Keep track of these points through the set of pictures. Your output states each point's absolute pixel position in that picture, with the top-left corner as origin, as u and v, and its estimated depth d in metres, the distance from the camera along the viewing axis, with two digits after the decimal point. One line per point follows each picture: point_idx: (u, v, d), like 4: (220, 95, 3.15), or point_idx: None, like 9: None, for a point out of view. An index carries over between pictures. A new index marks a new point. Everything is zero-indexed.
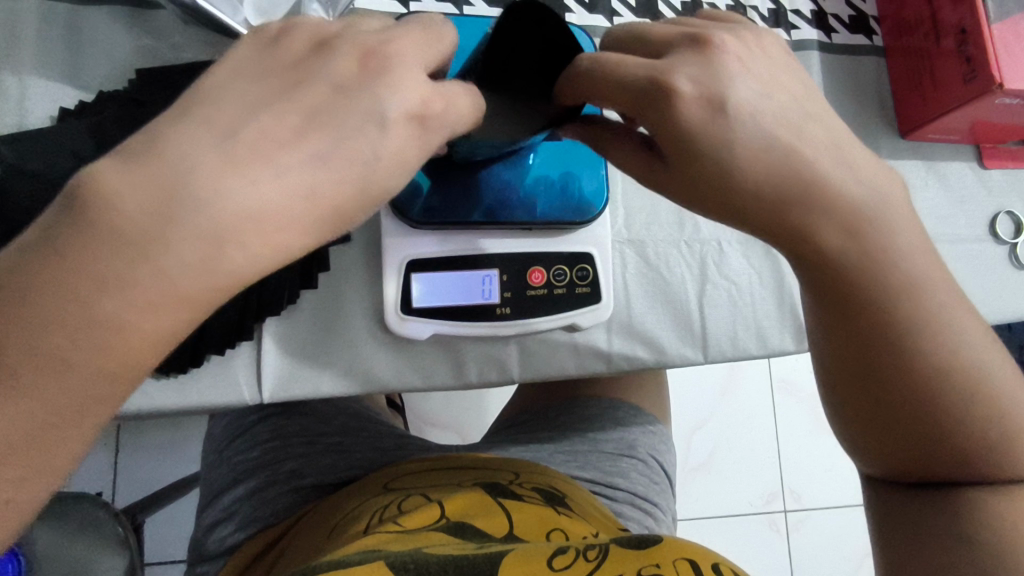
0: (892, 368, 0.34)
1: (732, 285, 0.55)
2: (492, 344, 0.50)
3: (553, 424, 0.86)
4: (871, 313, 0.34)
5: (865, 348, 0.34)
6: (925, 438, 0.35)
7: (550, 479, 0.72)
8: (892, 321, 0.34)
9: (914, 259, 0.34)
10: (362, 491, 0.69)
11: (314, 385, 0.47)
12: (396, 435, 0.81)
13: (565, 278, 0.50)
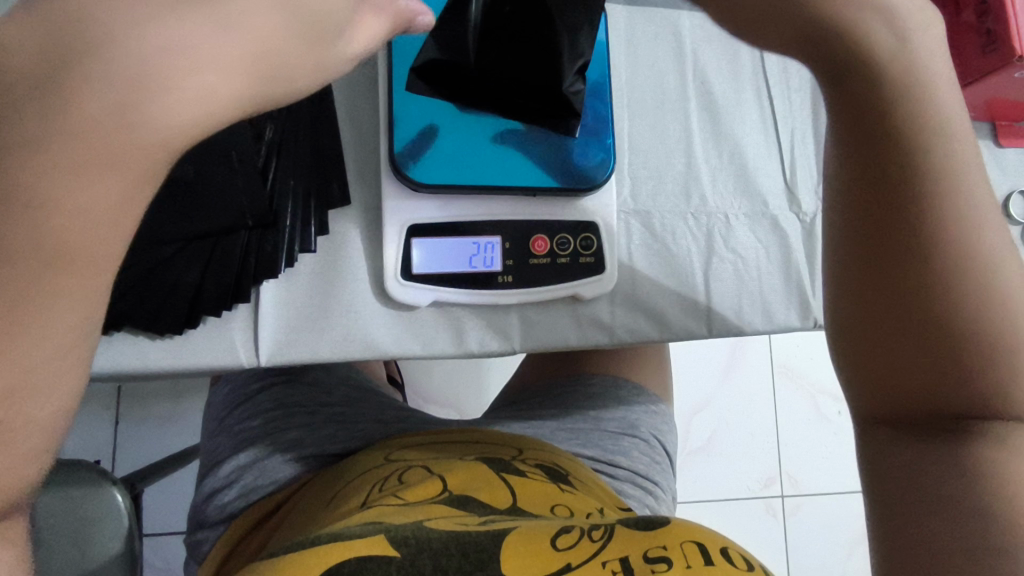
0: (912, 269, 0.29)
1: (738, 260, 0.54)
2: (493, 312, 0.49)
3: (554, 401, 0.86)
4: (897, 208, 0.30)
5: (878, 241, 0.30)
6: (938, 363, 0.30)
7: (551, 455, 0.71)
8: (917, 215, 0.29)
9: (948, 153, 0.30)
10: (361, 462, 0.68)
11: (311, 350, 0.46)
12: (396, 409, 0.81)
13: (569, 247, 0.50)
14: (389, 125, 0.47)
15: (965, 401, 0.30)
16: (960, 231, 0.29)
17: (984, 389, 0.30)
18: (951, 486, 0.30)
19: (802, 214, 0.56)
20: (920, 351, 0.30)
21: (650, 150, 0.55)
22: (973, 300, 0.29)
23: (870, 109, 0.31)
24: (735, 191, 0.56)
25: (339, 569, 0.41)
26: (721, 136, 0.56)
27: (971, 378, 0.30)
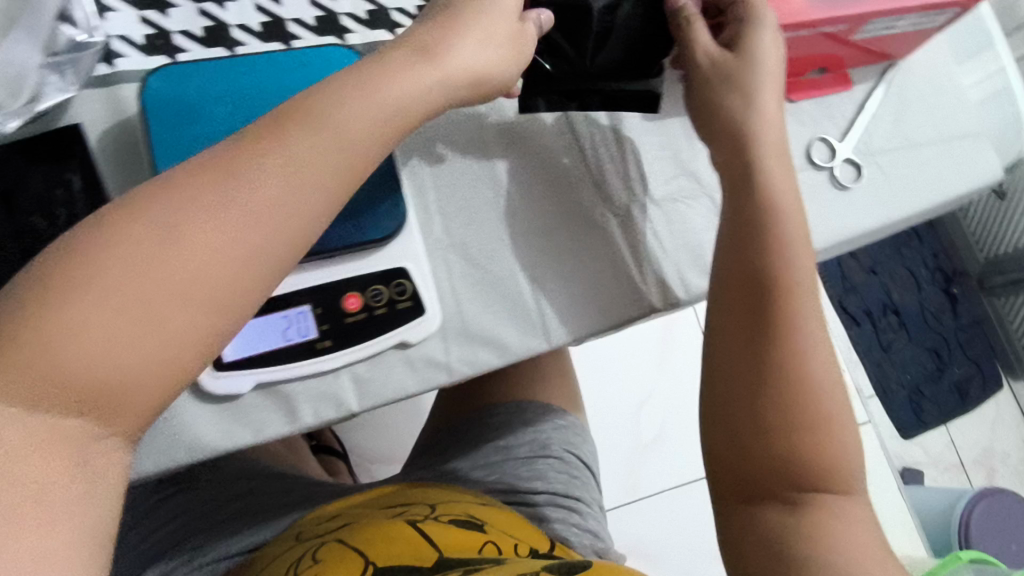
0: (755, 441, 0.46)
1: (564, 267, 0.56)
2: (322, 380, 0.48)
3: (466, 441, 0.86)
4: (760, 396, 0.46)
5: (750, 397, 0.46)
6: (770, 496, 0.46)
7: (465, 505, 0.70)
8: (768, 399, 0.46)
9: (811, 380, 0.46)
10: (274, 549, 0.66)
11: (134, 465, 0.44)
12: (304, 488, 0.80)
13: (383, 297, 0.49)
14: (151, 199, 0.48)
15: (798, 467, 0.45)
16: (807, 446, 0.45)
17: (800, 474, 0.45)
18: (783, 546, 0.44)
19: (617, 208, 0.58)
20: (758, 441, 0.46)
21: (454, 184, 0.55)
22: (806, 480, 0.45)
23: (753, 258, 0.48)
24: (547, 201, 0.57)
25: None
26: (525, 154, 0.58)
27: (808, 447, 0.45)
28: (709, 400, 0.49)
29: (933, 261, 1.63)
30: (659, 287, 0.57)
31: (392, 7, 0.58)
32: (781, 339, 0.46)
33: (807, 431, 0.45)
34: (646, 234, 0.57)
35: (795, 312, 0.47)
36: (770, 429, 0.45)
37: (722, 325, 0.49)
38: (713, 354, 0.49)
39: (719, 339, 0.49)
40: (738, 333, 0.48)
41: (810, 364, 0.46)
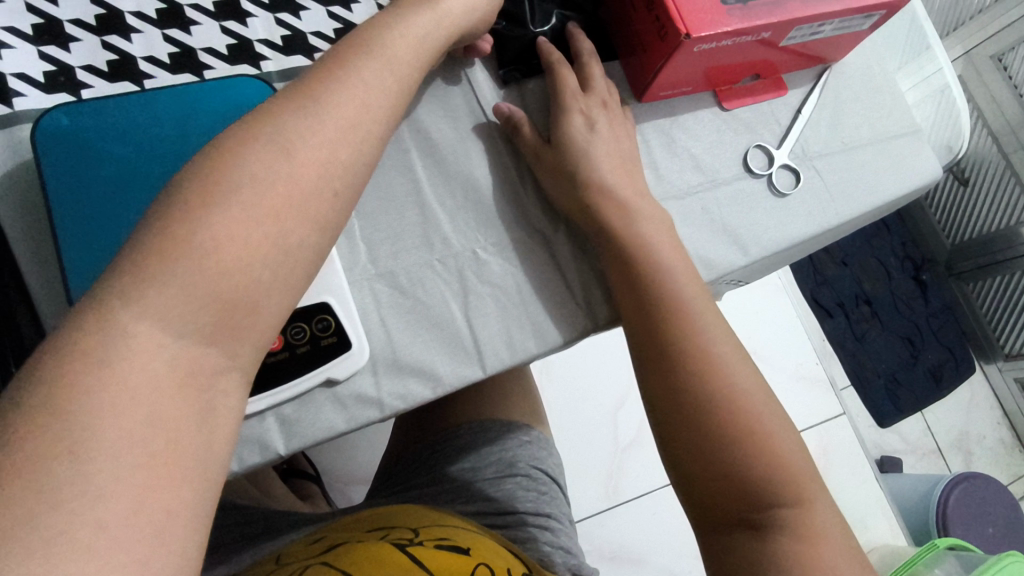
0: (710, 465, 0.49)
1: (498, 289, 0.54)
2: (246, 423, 0.47)
3: (435, 463, 0.85)
4: (698, 424, 0.50)
5: (693, 426, 0.50)
6: (734, 511, 0.49)
7: (448, 530, 0.69)
8: (707, 429, 0.50)
9: (736, 401, 0.50)
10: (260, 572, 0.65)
11: None
12: (264, 518, 0.81)
13: (305, 334, 0.49)
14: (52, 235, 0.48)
15: (752, 483, 0.48)
16: (755, 460, 0.49)
17: (754, 488, 0.48)
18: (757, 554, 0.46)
19: (551, 227, 0.57)
20: (710, 465, 0.49)
21: (379, 213, 0.54)
22: (762, 489, 0.48)
23: (662, 302, 0.53)
24: (477, 223, 0.56)
25: None
26: (452, 176, 0.56)
27: (755, 462, 0.49)
28: (662, 436, 0.53)
29: (901, 250, 1.64)
30: (595, 304, 0.56)
31: (308, 32, 0.57)
32: (706, 398, 0.50)
33: (751, 443, 0.49)
34: (582, 250, 0.57)
35: (702, 348, 0.52)
36: (718, 453, 0.49)
37: (652, 370, 0.53)
38: (653, 395, 0.53)
39: (651, 380, 0.53)
40: (668, 402, 0.51)
41: (731, 386, 0.51)
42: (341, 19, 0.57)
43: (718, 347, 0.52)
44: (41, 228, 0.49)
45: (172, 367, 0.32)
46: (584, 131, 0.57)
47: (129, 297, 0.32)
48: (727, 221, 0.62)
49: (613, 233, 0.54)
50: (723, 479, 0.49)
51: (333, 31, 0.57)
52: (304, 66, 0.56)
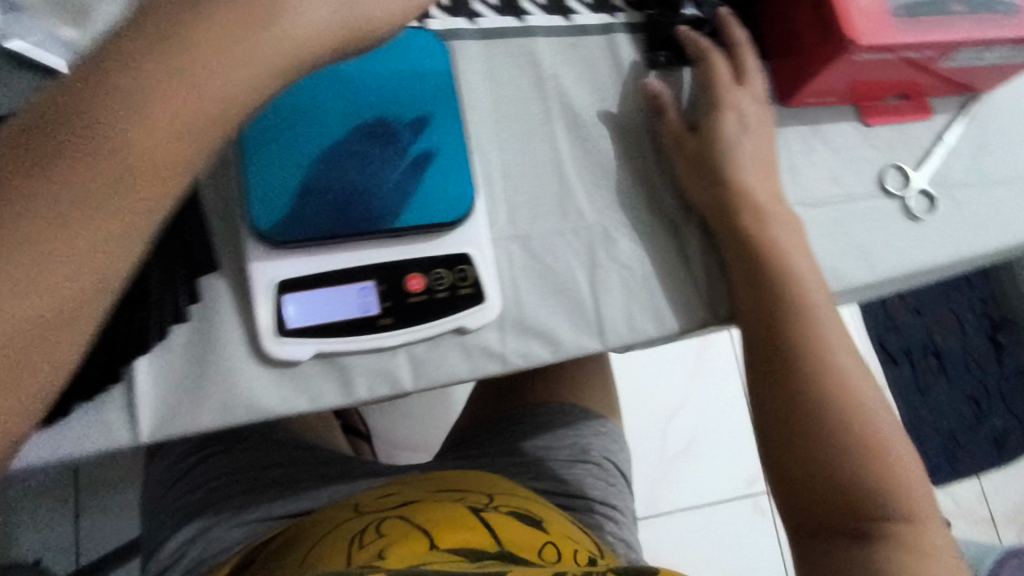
0: (820, 467, 0.49)
1: (625, 270, 0.55)
2: (380, 356, 0.49)
3: (505, 437, 0.86)
4: (807, 424, 0.50)
5: (803, 426, 0.50)
6: (837, 515, 0.48)
7: (521, 499, 0.70)
8: (818, 431, 0.50)
9: (855, 408, 0.50)
10: (335, 517, 0.67)
11: (194, 419, 0.45)
12: (342, 462, 0.84)
13: (445, 281, 0.50)
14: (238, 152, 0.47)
15: (862, 491, 0.48)
16: (868, 471, 0.48)
17: (866, 496, 0.48)
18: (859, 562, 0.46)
19: (683, 217, 0.58)
20: (818, 468, 0.49)
21: (522, 177, 0.55)
22: (873, 499, 0.47)
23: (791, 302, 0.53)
24: (612, 201, 0.57)
25: None
26: (594, 153, 0.58)
27: (866, 470, 0.48)
28: (764, 433, 0.53)
29: (980, 305, 1.57)
30: (716, 298, 0.57)
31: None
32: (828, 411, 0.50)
33: (863, 452, 0.49)
34: (709, 244, 0.57)
35: (827, 351, 0.52)
36: (829, 456, 0.49)
37: (766, 365, 0.53)
38: (765, 391, 0.53)
39: (766, 377, 0.53)
40: (779, 397, 0.52)
41: (852, 391, 0.51)
42: None
43: (838, 353, 0.52)
44: None
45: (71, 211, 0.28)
46: (735, 125, 0.57)
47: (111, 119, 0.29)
48: (856, 237, 0.61)
49: (739, 224, 0.55)
50: (838, 489, 0.48)
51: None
52: (466, 28, 0.58)
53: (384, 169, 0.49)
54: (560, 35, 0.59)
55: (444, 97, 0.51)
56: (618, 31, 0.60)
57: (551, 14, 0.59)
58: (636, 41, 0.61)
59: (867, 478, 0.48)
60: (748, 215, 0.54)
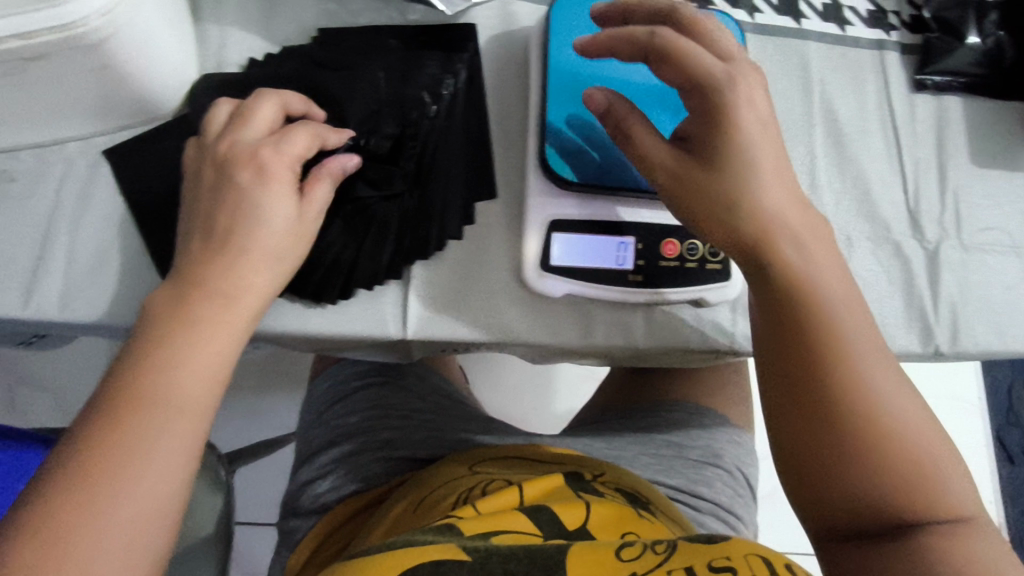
0: (834, 445, 0.39)
1: (859, 279, 0.55)
2: (620, 309, 0.52)
3: (635, 424, 0.83)
4: (813, 391, 0.40)
5: (813, 397, 0.40)
6: (867, 506, 0.38)
7: (631, 480, 0.65)
8: (827, 402, 0.40)
9: (864, 381, 0.40)
10: (444, 472, 0.66)
11: (452, 328, 0.49)
12: (483, 420, 0.80)
13: (698, 253, 0.51)
14: (541, 100, 0.52)
15: (855, 475, 0.39)
16: (879, 449, 0.39)
17: (861, 480, 0.39)
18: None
19: (925, 241, 0.57)
20: (853, 450, 0.39)
21: None
22: (865, 480, 0.39)
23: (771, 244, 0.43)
24: (857, 211, 0.57)
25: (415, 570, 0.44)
26: (846, 162, 0.58)
27: (858, 452, 0.39)
28: (786, 412, 0.42)
29: None
30: (947, 327, 0.55)
31: None
32: (835, 425, 0.39)
33: (849, 431, 0.39)
34: (948, 273, 0.56)
35: (811, 302, 0.42)
36: (864, 438, 0.39)
37: (777, 313, 0.43)
38: (770, 344, 0.43)
39: (772, 333, 0.43)
40: (781, 357, 0.42)
41: (849, 359, 0.40)
42: None
43: (848, 316, 0.42)
44: (514, 90, 0.54)
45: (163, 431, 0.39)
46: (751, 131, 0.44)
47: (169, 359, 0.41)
48: None
49: (734, 195, 0.43)
50: (869, 493, 0.38)
51: None
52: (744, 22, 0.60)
53: None
54: (832, 43, 0.60)
55: None
56: (889, 49, 0.61)
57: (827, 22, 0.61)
58: (904, 62, 0.61)
59: (965, 501, 0.39)
60: (798, 247, 0.43)
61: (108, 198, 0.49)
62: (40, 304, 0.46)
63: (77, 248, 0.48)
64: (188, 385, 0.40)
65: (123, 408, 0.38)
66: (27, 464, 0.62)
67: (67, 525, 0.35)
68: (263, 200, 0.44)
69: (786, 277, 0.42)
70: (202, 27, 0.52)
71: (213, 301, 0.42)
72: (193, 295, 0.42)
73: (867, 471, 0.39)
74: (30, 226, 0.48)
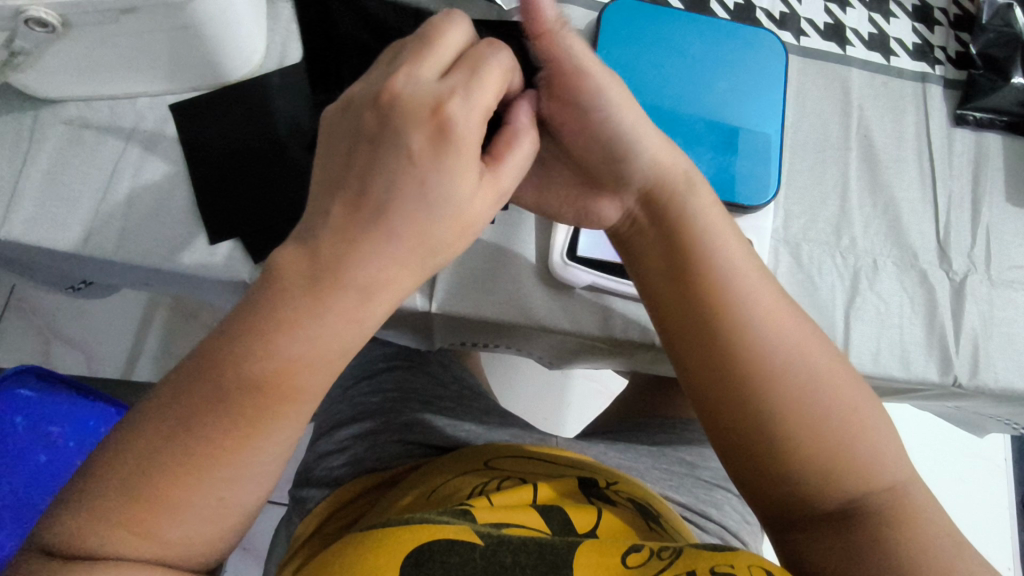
0: (758, 425, 0.41)
1: (881, 304, 0.55)
2: (641, 305, 0.53)
3: (649, 436, 0.83)
4: (733, 384, 0.41)
5: (725, 381, 0.42)
6: (787, 473, 0.40)
7: (642, 491, 0.66)
8: (743, 388, 0.41)
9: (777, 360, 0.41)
10: (461, 464, 0.67)
11: (477, 307, 0.51)
12: (500, 414, 0.82)
13: None
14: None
15: (775, 444, 0.40)
16: (791, 421, 0.40)
17: (780, 449, 0.40)
18: (862, 539, 0.38)
19: (952, 273, 0.57)
20: (767, 430, 0.40)
21: (805, 188, 0.58)
22: (791, 448, 0.40)
23: (677, 237, 0.45)
24: (886, 237, 0.58)
25: (431, 546, 0.45)
26: (878, 188, 0.59)
27: (778, 427, 0.40)
28: (710, 406, 0.43)
29: None
30: (968, 362, 0.55)
31: (804, 15, 0.62)
32: (754, 404, 0.41)
33: (766, 403, 0.41)
34: (973, 307, 0.56)
35: (715, 288, 0.43)
36: (777, 414, 0.40)
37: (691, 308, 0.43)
38: (700, 342, 0.43)
39: (689, 327, 0.43)
40: (698, 351, 0.43)
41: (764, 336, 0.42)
42: (834, 16, 0.62)
43: (751, 303, 0.42)
44: None
45: (262, 428, 0.33)
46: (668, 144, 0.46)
47: (277, 345, 0.33)
48: None
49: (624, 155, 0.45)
50: (805, 462, 0.40)
51: (824, 24, 0.62)
52: (789, 42, 0.61)
53: (702, 146, 0.55)
54: (876, 71, 0.61)
55: (775, 92, 0.56)
56: (932, 83, 0.62)
57: (872, 51, 0.62)
58: (947, 96, 0.62)
59: (887, 468, 0.40)
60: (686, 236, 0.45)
61: (172, 153, 0.52)
62: (99, 243, 0.50)
63: (139, 194, 0.51)
64: (334, 344, 0.34)
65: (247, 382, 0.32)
66: (65, 410, 0.68)
67: (170, 489, 0.32)
68: (432, 163, 0.34)
69: (706, 260, 0.44)
70: (276, 5, 0.56)
71: (355, 293, 0.34)
72: (335, 265, 0.33)
73: (782, 442, 0.40)
74: (98, 172, 0.51)
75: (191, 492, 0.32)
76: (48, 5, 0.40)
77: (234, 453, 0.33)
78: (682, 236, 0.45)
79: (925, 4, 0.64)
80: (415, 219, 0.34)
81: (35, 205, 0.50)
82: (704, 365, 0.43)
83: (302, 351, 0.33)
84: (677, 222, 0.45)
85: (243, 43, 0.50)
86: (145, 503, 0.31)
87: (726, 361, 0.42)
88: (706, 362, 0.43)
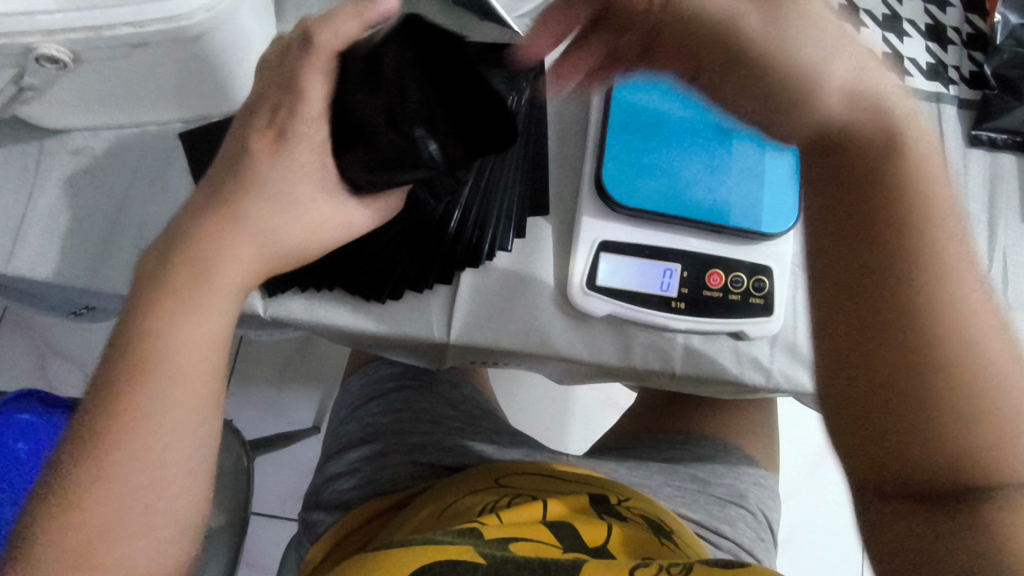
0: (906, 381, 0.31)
1: None
2: (660, 333, 0.52)
3: (660, 453, 0.83)
4: (894, 324, 0.31)
5: (876, 321, 0.31)
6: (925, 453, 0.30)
7: (655, 509, 0.65)
8: (910, 328, 0.31)
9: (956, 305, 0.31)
10: (473, 481, 0.67)
11: (494, 337, 0.51)
12: (510, 433, 0.81)
13: (742, 285, 0.53)
14: (603, 127, 0.54)
15: (928, 408, 0.30)
16: (965, 384, 0.30)
17: (933, 417, 0.30)
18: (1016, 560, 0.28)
19: None
20: (923, 391, 0.31)
21: None
22: (948, 415, 0.30)
23: (847, 141, 0.34)
24: None
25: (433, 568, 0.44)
26: None
27: (941, 386, 0.30)
28: (845, 344, 0.32)
29: None
30: None
31: None
32: (917, 353, 0.31)
33: (931, 354, 0.31)
34: None
35: (895, 204, 0.32)
36: (941, 373, 0.31)
37: (851, 225, 0.33)
38: (852, 263, 0.33)
39: (838, 242, 0.33)
40: (844, 270, 0.33)
41: (945, 275, 0.31)
42: None
43: (940, 226, 0.32)
44: (575, 112, 0.57)
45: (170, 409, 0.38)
46: None
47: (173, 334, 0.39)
48: None
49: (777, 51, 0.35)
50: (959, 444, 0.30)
51: None
52: None
53: (722, 173, 0.54)
54: None
55: None
56: (946, 102, 0.62)
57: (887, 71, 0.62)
58: (962, 116, 0.62)
59: None
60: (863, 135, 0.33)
61: (180, 182, 0.51)
62: (107, 276, 0.49)
63: (147, 225, 0.50)
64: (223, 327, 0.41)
65: (123, 392, 0.38)
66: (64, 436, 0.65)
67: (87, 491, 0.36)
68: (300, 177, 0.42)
69: (886, 165, 0.33)
70: (286, 29, 0.54)
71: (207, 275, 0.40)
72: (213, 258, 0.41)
73: (942, 413, 0.30)
74: (105, 202, 0.50)
75: (111, 492, 0.36)
76: (60, 42, 0.38)
77: (135, 447, 0.37)
78: (866, 134, 0.33)
79: (939, 23, 0.64)
80: (258, 233, 0.42)
81: (40, 237, 0.49)
82: (853, 288, 0.32)
83: (176, 339, 0.39)
84: (860, 122, 0.33)
85: (254, 73, 0.49)
86: (99, 514, 0.36)
87: (892, 292, 0.31)
88: (857, 290, 0.32)
